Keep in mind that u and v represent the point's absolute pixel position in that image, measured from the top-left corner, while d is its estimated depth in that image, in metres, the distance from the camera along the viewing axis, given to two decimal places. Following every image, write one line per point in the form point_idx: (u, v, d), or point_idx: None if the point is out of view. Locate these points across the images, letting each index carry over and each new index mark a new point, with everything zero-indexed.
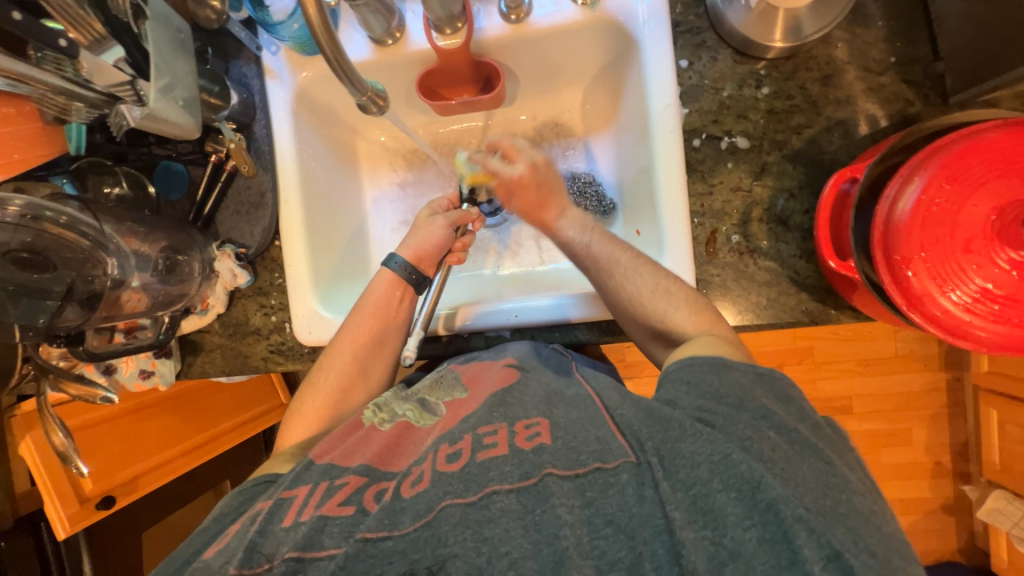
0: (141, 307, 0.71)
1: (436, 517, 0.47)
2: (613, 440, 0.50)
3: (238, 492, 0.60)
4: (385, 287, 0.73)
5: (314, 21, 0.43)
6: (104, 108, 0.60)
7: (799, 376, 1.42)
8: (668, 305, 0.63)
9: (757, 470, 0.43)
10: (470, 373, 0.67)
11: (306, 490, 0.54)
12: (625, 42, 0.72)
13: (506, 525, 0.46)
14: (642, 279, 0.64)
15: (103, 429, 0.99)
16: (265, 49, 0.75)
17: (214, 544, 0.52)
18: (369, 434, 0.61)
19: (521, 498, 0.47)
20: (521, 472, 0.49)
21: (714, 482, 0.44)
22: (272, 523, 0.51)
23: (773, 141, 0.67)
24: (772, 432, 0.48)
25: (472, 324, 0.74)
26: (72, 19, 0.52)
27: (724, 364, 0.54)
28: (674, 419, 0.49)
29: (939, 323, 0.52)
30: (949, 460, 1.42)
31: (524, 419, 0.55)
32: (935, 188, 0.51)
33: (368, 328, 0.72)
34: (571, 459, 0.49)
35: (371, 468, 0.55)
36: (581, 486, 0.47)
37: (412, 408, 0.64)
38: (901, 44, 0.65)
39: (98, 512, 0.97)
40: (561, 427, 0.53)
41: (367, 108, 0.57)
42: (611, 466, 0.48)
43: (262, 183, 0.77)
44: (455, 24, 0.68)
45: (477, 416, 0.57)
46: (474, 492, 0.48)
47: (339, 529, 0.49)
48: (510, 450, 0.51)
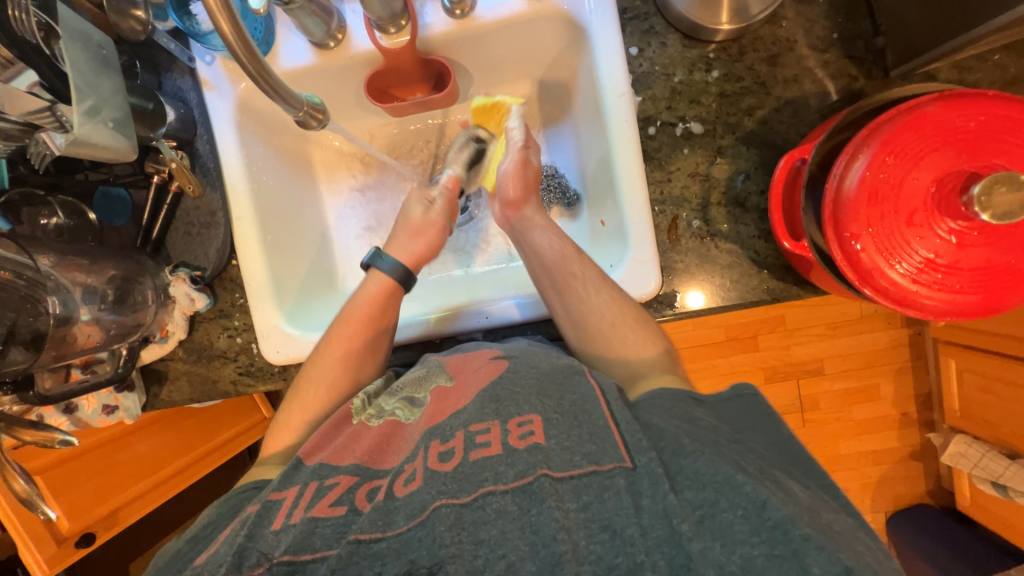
0: (96, 342, 0.69)
1: (429, 517, 0.45)
2: (609, 443, 0.47)
3: (222, 503, 0.57)
4: (377, 288, 0.69)
5: (232, 42, 0.40)
6: (23, 138, 0.56)
7: (772, 344, 1.47)
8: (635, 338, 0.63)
9: (762, 491, 0.41)
10: (455, 362, 0.63)
11: (295, 492, 0.51)
12: (574, 31, 0.71)
13: (503, 527, 0.44)
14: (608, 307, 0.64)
15: (75, 462, 0.96)
16: (199, 60, 0.71)
17: (205, 551, 0.51)
18: (357, 431, 0.57)
19: (517, 499, 0.45)
20: (515, 471, 0.46)
21: (720, 504, 0.41)
22: (261, 527, 0.49)
23: (726, 125, 0.68)
24: (755, 457, 0.47)
25: (452, 327, 0.73)
26: None
27: (693, 398, 0.54)
28: (681, 428, 0.47)
29: (889, 295, 0.54)
30: (914, 410, 1.49)
31: (516, 417, 0.51)
32: (878, 162, 0.52)
33: (356, 331, 0.68)
34: (566, 461, 0.46)
35: (363, 467, 0.52)
36: (577, 489, 0.44)
37: (400, 406, 0.59)
38: (842, 20, 0.65)
39: (77, 550, 0.98)
40: (554, 425, 0.49)
41: (306, 123, 0.55)
42: (607, 468, 0.45)
43: (211, 203, 0.74)
44: (397, 22, 0.66)
45: (468, 413, 0.53)
46: (468, 492, 0.46)
47: (331, 530, 0.47)
48: (503, 450, 0.48)
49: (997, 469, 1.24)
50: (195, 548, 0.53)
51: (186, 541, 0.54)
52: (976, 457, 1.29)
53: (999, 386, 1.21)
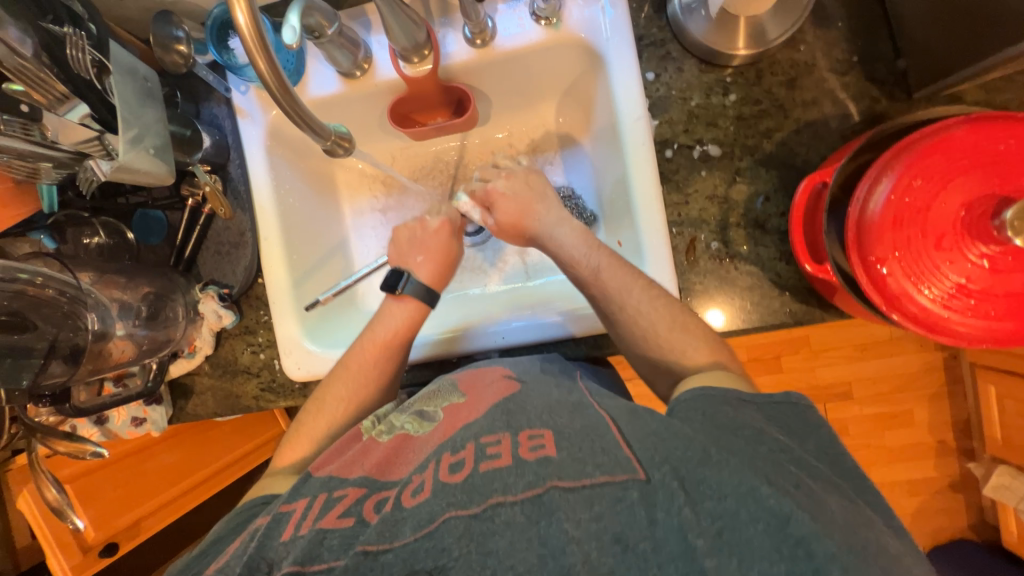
0: (128, 356, 0.71)
1: (438, 529, 0.44)
2: (622, 456, 0.45)
3: (235, 515, 0.57)
4: (409, 313, 0.72)
5: (267, 77, 0.43)
6: (73, 164, 0.60)
7: (796, 366, 1.43)
8: (683, 339, 0.61)
9: (787, 504, 0.40)
10: (466, 378, 0.64)
11: (305, 503, 0.51)
12: (591, 58, 0.72)
13: (512, 538, 0.42)
14: (635, 294, 0.63)
15: (102, 473, 0.99)
16: (235, 90, 0.76)
17: (214, 564, 0.50)
18: (367, 447, 0.58)
19: (525, 510, 0.44)
20: (524, 483, 0.45)
21: (742, 514, 0.40)
22: (271, 538, 0.49)
23: (744, 147, 0.68)
24: (792, 466, 0.46)
25: (466, 348, 0.74)
26: (33, 82, 0.54)
27: (738, 399, 0.53)
28: (696, 441, 0.46)
29: (919, 320, 0.52)
30: (951, 438, 1.42)
31: (528, 429, 0.50)
32: (903, 186, 0.51)
33: (380, 351, 0.70)
34: (577, 470, 0.45)
35: (371, 479, 0.52)
36: (589, 499, 0.43)
37: (410, 419, 0.60)
38: (862, 43, 0.65)
39: (101, 559, 1.00)
40: (566, 437, 0.49)
41: (333, 151, 0.57)
42: (620, 479, 0.44)
43: (241, 224, 0.77)
44: (421, 52, 0.69)
45: (480, 425, 0.53)
46: (477, 503, 0.45)
47: (338, 540, 0.46)
48: (513, 461, 0.47)
49: None
50: (202, 561, 0.52)
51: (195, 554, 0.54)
52: (1022, 488, 1.23)
53: None
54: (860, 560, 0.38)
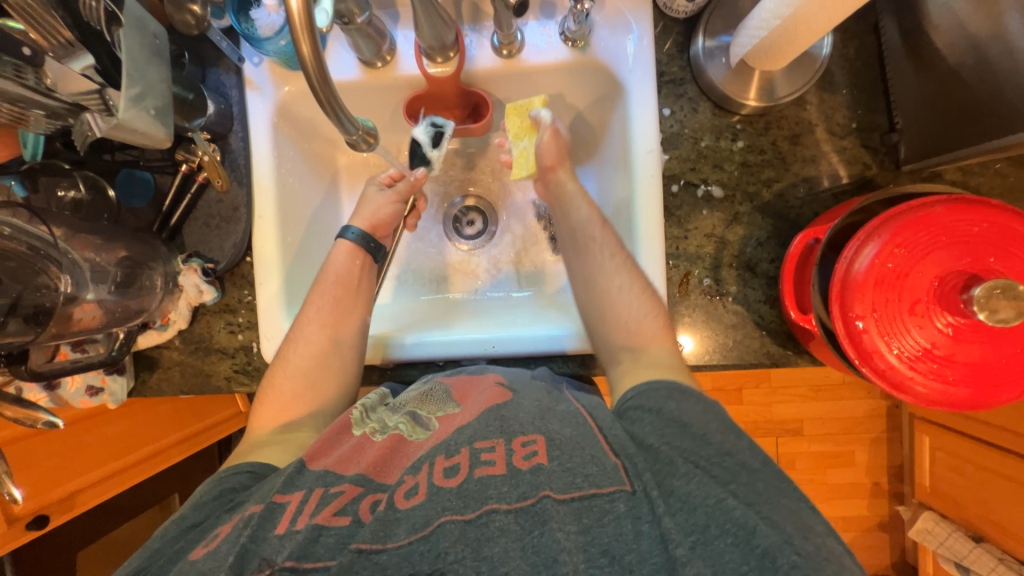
0: (94, 324, 0.66)
1: (433, 532, 0.45)
2: (609, 464, 0.48)
3: (215, 486, 0.57)
4: (346, 256, 0.73)
5: (308, 64, 0.42)
6: (67, 115, 0.57)
7: (756, 400, 1.50)
8: (639, 303, 0.66)
9: (751, 518, 0.43)
10: (461, 385, 0.62)
11: (300, 496, 0.51)
12: (611, 84, 0.74)
13: (506, 545, 0.44)
14: (617, 273, 0.67)
15: (39, 438, 0.92)
16: (247, 60, 0.73)
17: (203, 546, 0.50)
18: (360, 444, 0.57)
19: (519, 519, 0.45)
20: (518, 493, 0.47)
21: (710, 529, 0.43)
22: (265, 530, 0.48)
23: (745, 193, 0.71)
24: (750, 479, 0.48)
25: (401, 353, 0.74)
26: (36, 23, 0.50)
27: (681, 391, 0.54)
28: (664, 452, 0.49)
29: (885, 377, 0.56)
30: (885, 481, 1.52)
31: (522, 436, 0.51)
32: (887, 252, 0.55)
33: (332, 295, 0.71)
34: (568, 482, 0.47)
35: (367, 478, 0.52)
36: (578, 511, 0.45)
37: (403, 420, 0.59)
38: (861, 112, 0.70)
39: (29, 532, 0.92)
40: (557, 445, 0.50)
41: (358, 145, 0.56)
42: (608, 491, 0.46)
43: (236, 198, 0.74)
44: (447, 53, 0.68)
45: (474, 428, 0.53)
46: (472, 509, 0.46)
47: (334, 540, 0.46)
48: (508, 470, 0.48)
49: (961, 550, 1.28)
50: (190, 538, 0.52)
51: (179, 524, 0.54)
52: (943, 534, 1.33)
53: (970, 468, 1.25)
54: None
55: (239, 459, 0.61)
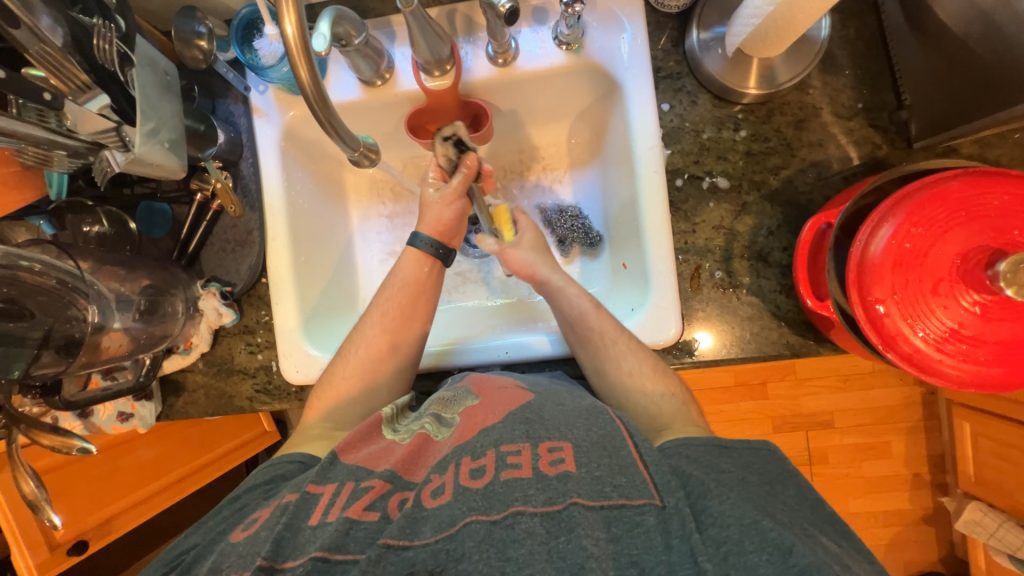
0: (122, 350, 0.69)
1: (459, 532, 0.45)
2: (639, 478, 0.47)
3: (260, 472, 0.60)
4: (413, 263, 0.73)
5: (307, 87, 0.43)
6: (88, 154, 0.59)
7: (781, 394, 1.46)
8: (656, 386, 0.65)
9: (788, 537, 0.41)
10: (478, 383, 0.64)
11: (333, 489, 0.51)
12: (609, 84, 0.75)
13: (531, 548, 0.43)
14: (629, 358, 0.66)
15: (76, 466, 0.95)
16: (253, 89, 0.75)
17: (243, 530, 0.51)
18: (389, 446, 0.57)
19: (545, 523, 0.44)
20: (544, 497, 0.46)
21: (745, 544, 0.41)
22: (299, 519, 0.49)
23: (752, 182, 0.70)
24: (786, 510, 0.47)
25: (455, 360, 0.74)
26: (54, 68, 0.53)
27: (720, 446, 0.54)
28: (694, 476, 0.48)
29: (912, 361, 0.54)
30: (926, 472, 1.45)
31: (547, 441, 0.51)
32: (903, 232, 0.54)
33: (398, 303, 0.72)
34: (597, 489, 0.46)
35: (396, 475, 0.52)
36: (608, 519, 0.44)
37: (429, 421, 0.59)
38: (867, 92, 0.68)
39: (70, 557, 0.96)
40: (585, 453, 0.49)
41: (359, 162, 0.58)
42: (637, 504, 0.45)
43: (249, 222, 0.77)
44: (443, 66, 0.69)
45: (499, 431, 0.53)
46: (497, 510, 0.45)
47: (364, 534, 0.46)
48: (534, 473, 0.48)
49: (1016, 542, 1.21)
50: (233, 518, 0.54)
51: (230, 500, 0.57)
52: (993, 525, 1.27)
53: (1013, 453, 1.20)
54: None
55: (289, 448, 0.64)
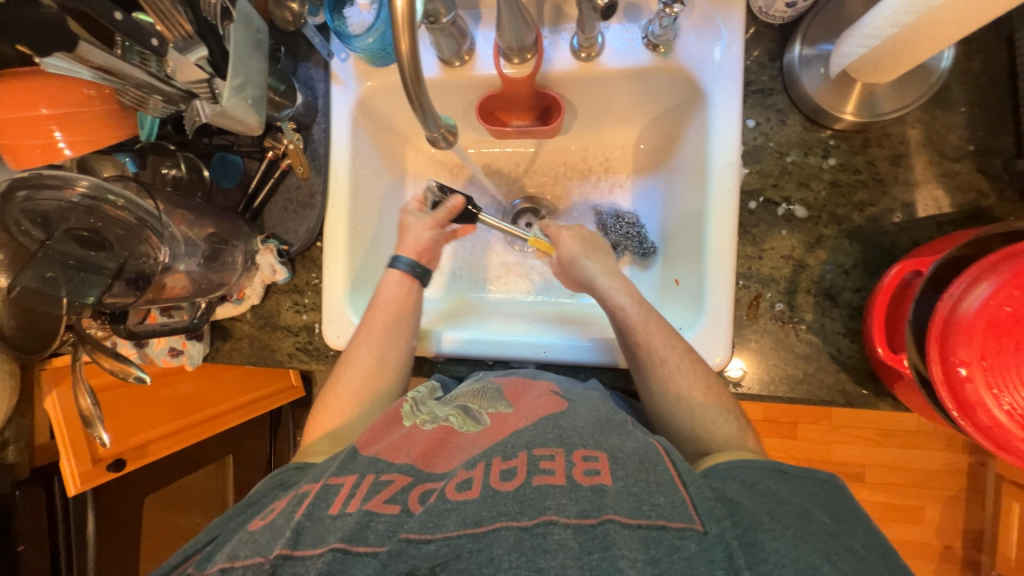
0: (182, 292, 0.73)
1: (488, 535, 0.44)
2: (677, 497, 0.46)
3: (272, 478, 0.60)
4: (396, 282, 0.75)
5: (404, 62, 0.44)
6: (179, 102, 0.62)
7: (813, 437, 1.38)
8: (709, 410, 0.62)
9: None
10: (512, 386, 0.64)
11: (352, 480, 0.52)
12: (692, 92, 0.71)
13: (563, 561, 0.42)
14: (687, 381, 0.63)
15: (127, 390, 1.03)
16: (336, 56, 0.77)
17: (260, 518, 0.53)
18: (411, 432, 0.58)
19: (579, 536, 0.43)
20: (578, 508, 0.45)
21: None
22: (318, 509, 0.50)
23: (832, 215, 0.65)
24: (848, 554, 0.43)
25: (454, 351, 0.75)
26: (163, 16, 0.55)
27: (778, 471, 0.51)
28: (744, 507, 0.46)
29: (989, 434, 0.50)
30: (960, 546, 1.36)
31: (582, 449, 0.50)
32: (1005, 293, 0.49)
33: (383, 320, 0.72)
34: (634, 507, 0.45)
35: (416, 468, 0.53)
36: (645, 539, 0.43)
37: (454, 414, 0.60)
38: (981, 133, 0.62)
39: (109, 473, 1.01)
40: (621, 465, 0.48)
41: (437, 142, 0.57)
42: (677, 527, 0.43)
43: (313, 186, 0.78)
44: (524, 55, 0.67)
45: (531, 434, 0.53)
46: (530, 517, 0.45)
47: (384, 526, 0.47)
48: (567, 482, 0.47)
49: None
50: (247, 511, 0.56)
51: (239, 505, 0.57)
52: None
53: None
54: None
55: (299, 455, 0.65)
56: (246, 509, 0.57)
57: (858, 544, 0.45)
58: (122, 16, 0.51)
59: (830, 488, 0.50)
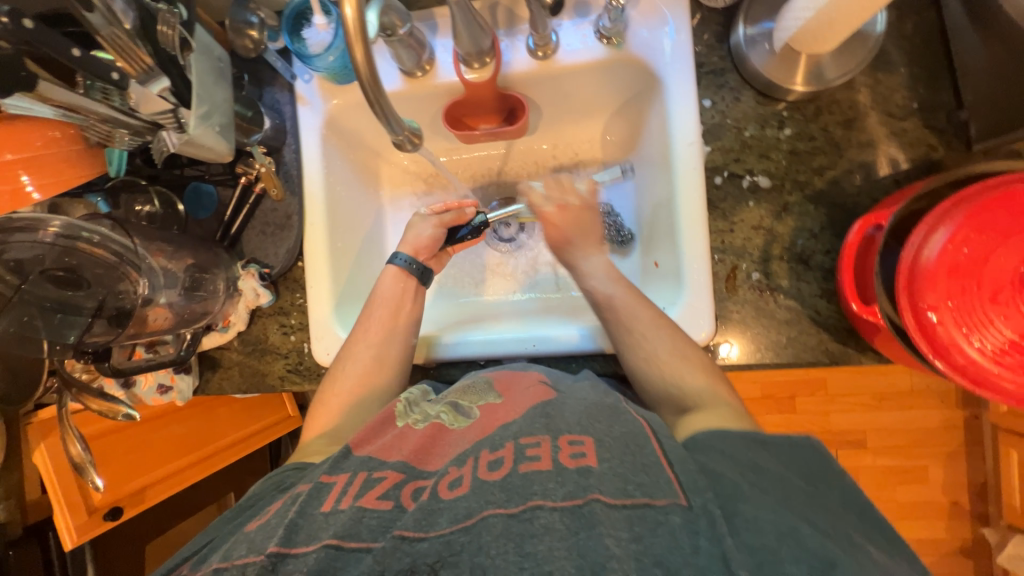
0: (165, 325, 0.73)
1: (476, 525, 0.44)
2: (663, 477, 0.46)
3: (269, 479, 0.59)
4: (391, 279, 0.76)
5: (361, 70, 0.45)
6: (147, 134, 0.63)
7: (811, 408, 1.40)
8: (682, 368, 0.62)
9: (829, 548, 0.40)
10: (503, 378, 0.65)
11: (345, 478, 0.52)
12: (648, 80, 0.74)
13: (550, 544, 0.42)
14: (663, 342, 0.64)
15: (118, 435, 1.00)
16: (299, 78, 0.78)
17: (256, 520, 0.52)
18: (403, 432, 0.58)
19: (564, 519, 0.44)
20: (564, 491, 0.45)
21: (782, 553, 0.40)
22: (311, 506, 0.49)
23: (795, 182, 0.68)
24: (823, 514, 0.45)
25: (446, 355, 0.75)
26: (122, 52, 0.54)
27: (758, 440, 0.51)
28: (727, 477, 0.46)
29: (966, 372, 0.51)
30: (966, 500, 1.37)
31: (568, 434, 0.51)
32: (961, 237, 0.51)
33: (381, 319, 0.73)
34: (619, 489, 0.45)
35: (409, 466, 0.53)
36: (630, 519, 0.43)
37: (445, 411, 0.61)
38: (923, 91, 0.65)
39: (105, 523, 0.99)
40: (607, 448, 0.49)
41: (403, 145, 0.59)
42: (661, 504, 0.43)
43: (289, 207, 0.79)
44: (483, 59, 0.70)
45: (519, 425, 0.54)
46: (515, 504, 0.45)
47: (377, 522, 0.47)
48: (554, 467, 0.47)
49: None
50: (242, 515, 0.55)
51: (234, 508, 0.57)
52: None
53: None
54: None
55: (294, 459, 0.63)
56: (241, 513, 0.56)
57: (837, 504, 0.47)
58: (81, 53, 0.52)
59: (810, 452, 0.50)
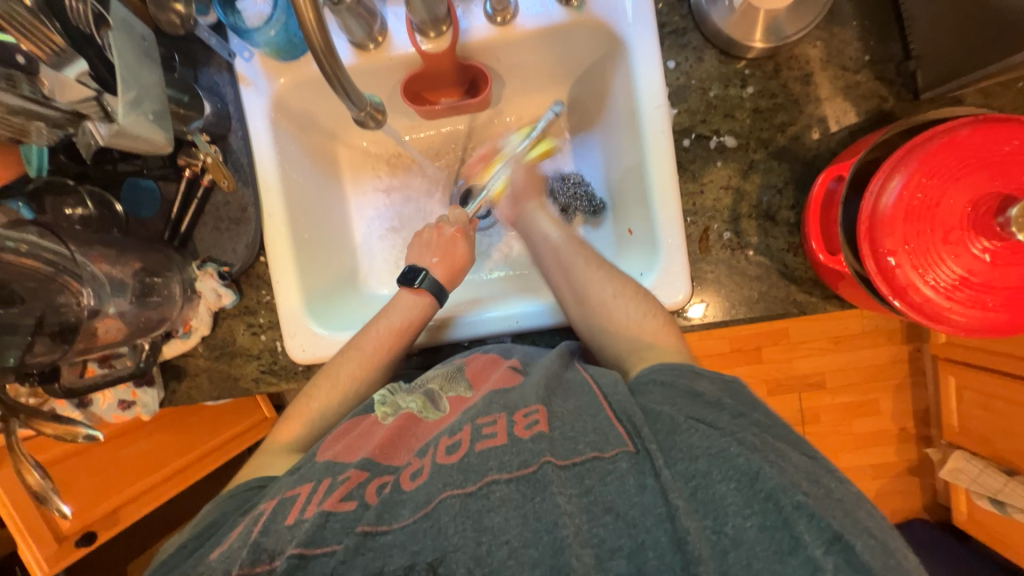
0: (118, 337, 0.67)
1: (434, 509, 0.45)
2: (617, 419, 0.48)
3: (225, 502, 0.57)
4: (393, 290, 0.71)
5: (315, 44, 0.43)
6: (67, 126, 0.56)
7: (777, 357, 1.49)
8: (642, 308, 0.65)
9: (755, 463, 0.43)
10: (473, 367, 0.63)
11: (309, 488, 0.51)
12: (611, 43, 0.72)
13: (505, 515, 0.44)
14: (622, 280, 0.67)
15: (77, 461, 0.93)
16: (238, 55, 0.71)
17: (219, 548, 0.51)
18: (371, 428, 0.58)
19: (520, 487, 0.45)
20: (519, 460, 0.47)
21: (712, 473, 0.43)
22: (276, 523, 0.49)
23: (759, 140, 0.69)
24: (755, 429, 0.48)
25: (429, 340, 0.73)
26: (27, 33, 0.49)
27: (692, 370, 0.54)
28: (664, 413, 0.49)
29: (921, 310, 0.55)
30: (912, 425, 1.51)
31: (522, 408, 0.51)
32: (914, 183, 0.54)
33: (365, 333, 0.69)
34: (569, 449, 0.47)
35: (373, 462, 0.51)
36: (580, 474, 0.45)
37: (416, 400, 0.61)
38: (874, 43, 0.67)
39: (79, 548, 0.96)
40: (559, 416, 0.50)
41: (365, 122, 0.57)
42: (610, 454, 0.46)
43: (242, 198, 0.73)
44: (439, 27, 0.65)
45: (476, 408, 0.54)
46: (472, 482, 0.46)
47: (340, 524, 0.46)
48: (509, 440, 0.48)
49: (995, 485, 1.25)
50: (207, 545, 0.53)
51: (196, 538, 0.54)
52: (975, 472, 1.31)
53: (999, 404, 1.23)
54: (837, 511, 0.42)
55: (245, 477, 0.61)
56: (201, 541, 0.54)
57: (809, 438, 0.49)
58: None
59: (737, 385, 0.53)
